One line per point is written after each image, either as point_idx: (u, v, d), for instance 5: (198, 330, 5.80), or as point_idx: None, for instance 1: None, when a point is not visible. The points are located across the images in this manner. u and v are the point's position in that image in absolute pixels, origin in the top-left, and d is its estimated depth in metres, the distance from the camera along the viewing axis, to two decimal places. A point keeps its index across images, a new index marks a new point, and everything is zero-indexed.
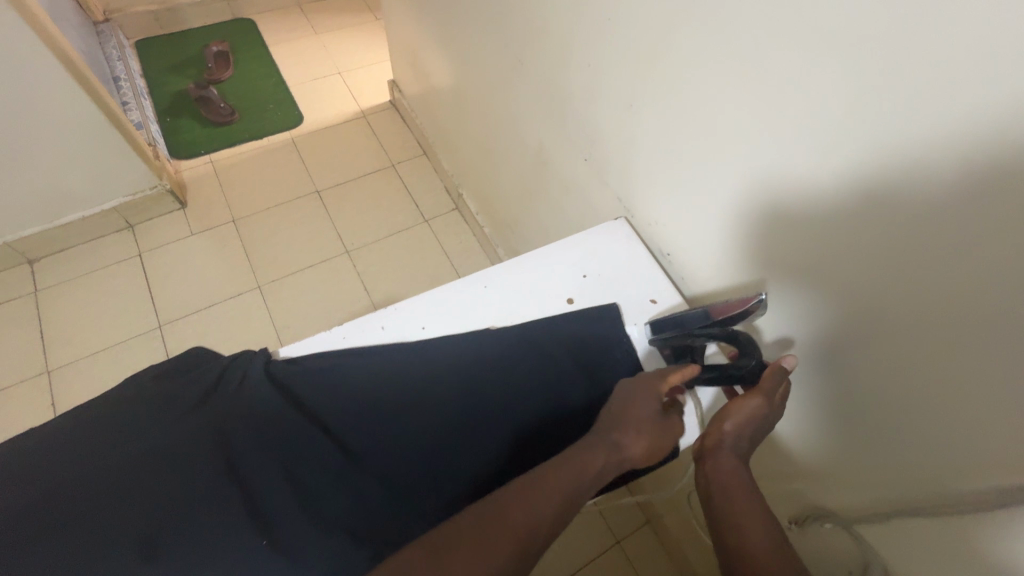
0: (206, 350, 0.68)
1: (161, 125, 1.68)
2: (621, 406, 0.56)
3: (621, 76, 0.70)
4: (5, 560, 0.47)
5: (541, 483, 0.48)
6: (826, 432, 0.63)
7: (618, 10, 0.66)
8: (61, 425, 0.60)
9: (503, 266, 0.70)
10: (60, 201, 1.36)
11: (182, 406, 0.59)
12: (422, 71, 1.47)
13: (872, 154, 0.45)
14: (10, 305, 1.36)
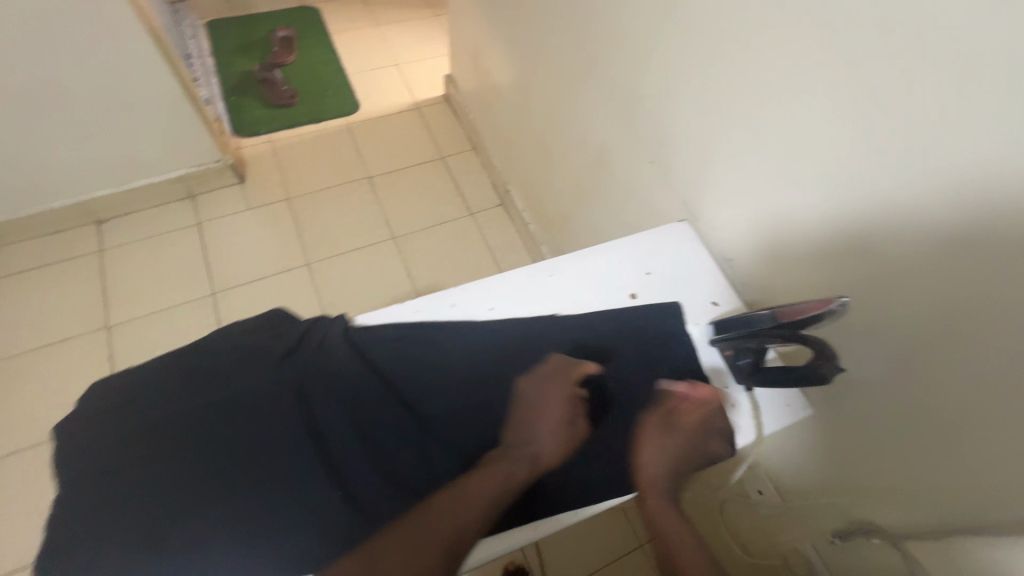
0: (287, 313, 0.70)
1: (226, 103, 1.76)
2: (523, 407, 0.59)
3: (699, 85, 0.72)
4: (121, 483, 0.52)
5: (462, 496, 0.52)
6: (849, 461, 0.69)
7: (704, 22, 0.68)
8: (155, 365, 0.63)
9: (570, 257, 0.73)
10: (131, 167, 1.43)
11: (262, 357, 0.62)
12: (482, 68, 1.51)
13: (894, 213, 0.54)
14: (77, 262, 1.44)
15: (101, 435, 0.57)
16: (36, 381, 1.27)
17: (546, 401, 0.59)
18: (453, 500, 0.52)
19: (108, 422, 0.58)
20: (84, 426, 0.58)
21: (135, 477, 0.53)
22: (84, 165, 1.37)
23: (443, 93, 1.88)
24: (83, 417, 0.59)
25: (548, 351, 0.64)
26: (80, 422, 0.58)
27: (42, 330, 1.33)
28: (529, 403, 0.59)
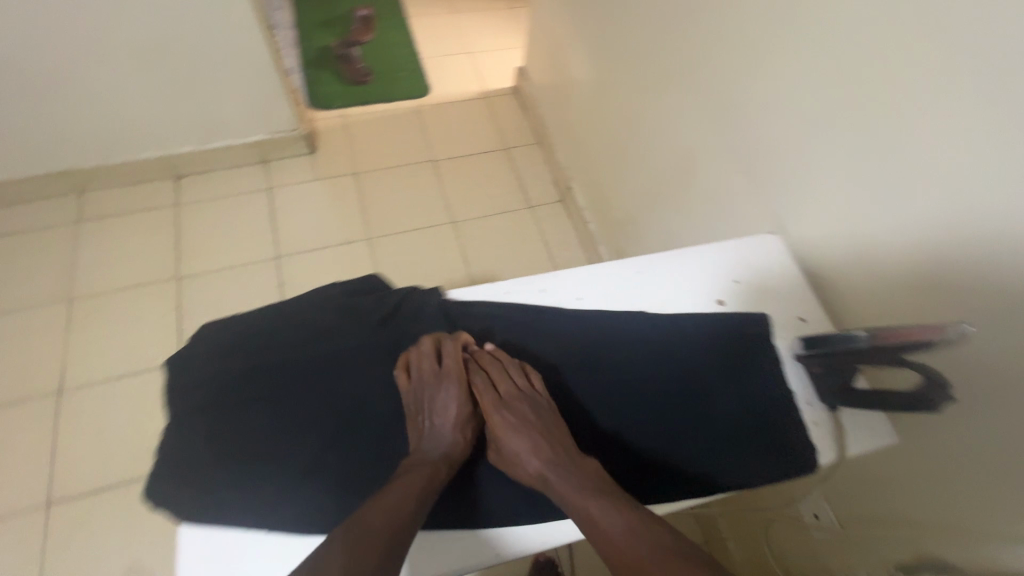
0: (378, 280, 0.73)
1: (304, 76, 1.82)
2: (414, 402, 0.58)
3: (809, 97, 0.72)
4: (232, 424, 0.56)
5: (389, 497, 0.50)
6: (920, 485, 0.68)
7: (822, 34, 0.68)
8: (255, 315, 0.67)
9: (658, 256, 0.73)
10: (214, 128, 1.49)
11: (362, 317, 0.66)
12: (560, 64, 1.52)
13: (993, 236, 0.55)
14: (154, 213, 1.50)
15: (208, 369, 0.61)
16: (109, 321, 1.34)
17: (427, 394, 0.58)
18: (383, 503, 0.49)
19: (215, 358, 0.61)
20: (190, 358, 0.62)
21: (241, 418, 0.57)
22: (172, 122, 1.43)
23: (512, 85, 1.90)
24: (189, 350, 0.63)
25: (635, 346, 0.65)
26: (185, 354, 0.62)
27: (118, 274, 1.40)
28: (418, 397, 0.58)
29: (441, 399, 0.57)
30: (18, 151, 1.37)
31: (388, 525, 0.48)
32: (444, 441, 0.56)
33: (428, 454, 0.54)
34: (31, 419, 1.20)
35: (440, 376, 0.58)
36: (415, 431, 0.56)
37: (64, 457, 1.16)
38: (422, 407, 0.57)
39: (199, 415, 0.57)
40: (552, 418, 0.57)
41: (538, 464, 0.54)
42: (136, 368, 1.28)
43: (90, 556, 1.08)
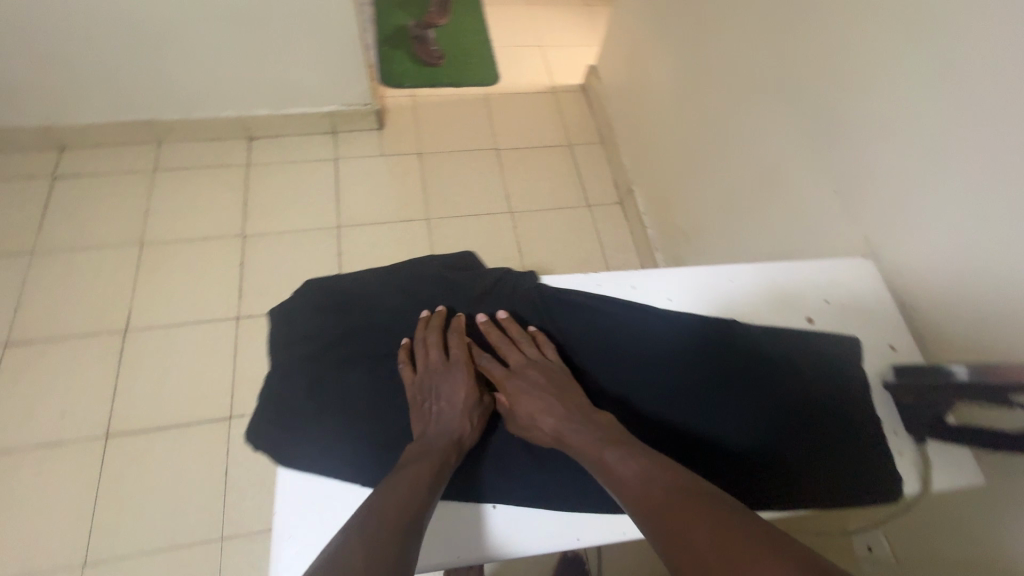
0: (472, 257, 0.82)
1: (378, 53, 1.85)
2: (418, 392, 0.63)
3: (918, 122, 0.71)
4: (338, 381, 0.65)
5: (402, 475, 0.55)
6: (995, 529, 0.64)
7: (942, 59, 0.67)
8: (356, 282, 0.76)
9: (752, 267, 0.74)
10: (292, 94, 1.53)
11: (449, 294, 0.74)
12: (637, 66, 1.51)
13: None
14: (226, 170, 1.55)
15: (314, 320, 0.71)
16: (176, 269, 1.39)
17: (432, 383, 0.64)
18: (398, 487, 0.53)
19: (322, 312, 0.72)
20: (300, 308, 0.73)
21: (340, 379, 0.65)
22: (254, 85, 1.47)
23: (581, 83, 1.90)
24: (301, 302, 0.74)
25: (722, 351, 0.66)
26: (297, 304, 0.74)
27: (188, 225, 1.45)
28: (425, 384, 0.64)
29: (448, 388, 0.63)
30: (109, 97, 1.43)
31: (404, 503, 0.52)
32: (453, 425, 0.61)
33: (434, 442, 0.59)
34: (98, 353, 1.26)
35: (447, 366, 0.65)
36: (421, 419, 0.62)
37: (125, 393, 1.22)
38: (428, 396, 0.63)
39: (299, 361, 0.67)
40: (562, 378, 0.64)
41: (553, 420, 0.60)
42: (197, 318, 1.33)
43: (142, 490, 1.13)
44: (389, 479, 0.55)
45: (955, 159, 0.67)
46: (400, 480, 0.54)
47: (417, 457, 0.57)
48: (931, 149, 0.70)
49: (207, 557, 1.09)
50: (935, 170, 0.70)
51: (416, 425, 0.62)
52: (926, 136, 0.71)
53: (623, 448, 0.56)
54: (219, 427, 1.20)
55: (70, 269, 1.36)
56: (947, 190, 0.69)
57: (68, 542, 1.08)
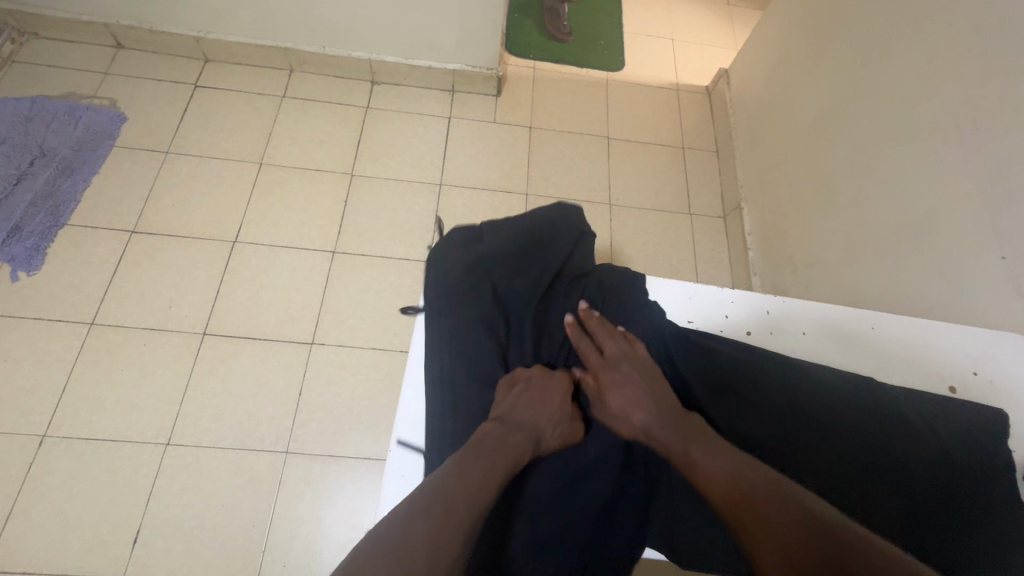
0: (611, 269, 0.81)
1: (508, 19, 1.83)
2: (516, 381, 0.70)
3: None
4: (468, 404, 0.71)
5: (482, 461, 0.59)
6: None
7: None
8: (483, 285, 0.77)
9: (899, 320, 0.75)
10: (423, 47, 1.55)
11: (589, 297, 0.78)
12: (780, 78, 1.41)
13: None
14: (347, 109, 1.60)
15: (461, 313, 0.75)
16: (288, 194, 1.46)
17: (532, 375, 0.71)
18: (470, 476, 0.57)
19: (466, 301, 0.76)
20: (444, 288, 0.77)
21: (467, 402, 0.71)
22: (390, 31, 1.50)
23: (707, 85, 1.81)
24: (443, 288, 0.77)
25: (851, 394, 0.68)
26: (441, 290, 0.77)
27: (303, 155, 1.52)
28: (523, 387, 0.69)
29: (547, 394, 0.69)
30: (258, 20, 1.50)
31: (473, 495, 0.55)
32: (536, 425, 0.66)
33: (515, 436, 0.63)
34: (208, 258, 1.35)
35: (545, 380, 0.70)
36: (507, 405, 0.67)
37: (225, 299, 1.31)
38: (524, 385, 0.69)
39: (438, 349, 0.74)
40: (652, 370, 0.69)
41: (643, 415, 0.64)
42: (299, 244, 1.39)
43: (225, 391, 1.22)
44: (464, 463, 0.58)
45: None
46: (476, 470, 0.58)
47: (496, 451, 0.61)
48: None
49: (273, 465, 1.16)
50: None
51: (500, 408, 0.67)
52: None
53: (710, 452, 0.59)
54: (301, 350, 1.27)
55: (197, 174, 1.46)
56: None
57: (157, 420, 1.18)
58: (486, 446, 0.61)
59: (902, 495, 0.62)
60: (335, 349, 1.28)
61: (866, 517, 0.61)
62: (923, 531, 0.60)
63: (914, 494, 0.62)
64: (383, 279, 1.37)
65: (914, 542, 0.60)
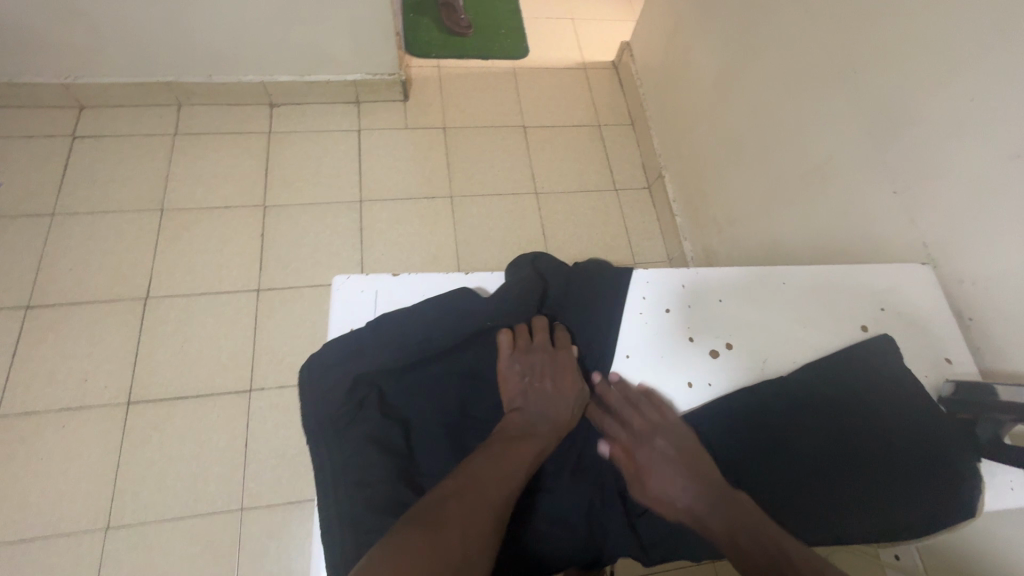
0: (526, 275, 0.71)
1: (404, 20, 1.78)
2: (518, 364, 0.63)
3: (974, 103, 0.70)
4: (381, 489, 0.56)
5: (506, 461, 0.55)
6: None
7: (1006, 47, 0.66)
8: (387, 354, 0.63)
9: (808, 270, 0.75)
10: (317, 61, 1.48)
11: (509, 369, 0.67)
12: (679, 45, 1.43)
13: None
14: (248, 137, 1.51)
15: (356, 447, 0.58)
16: (199, 236, 1.37)
17: (538, 360, 0.63)
18: (496, 461, 0.55)
19: (360, 427, 0.60)
20: (340, 372, 0.62)
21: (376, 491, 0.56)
22: (279, 48, 1.42)
23: (612, 60, 1.83)
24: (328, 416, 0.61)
25: (773, 355, 0.69)
26: (329, 420, 0.61)
27: (208, 193, 1.42)
28: (526, 363, 0.63)
29: (553, 369, 0.63)
30: (131, 56, 1.38)
31: (500, 482, 0.54)
32: (557, 411, 0.61)
33: (538, 428, 0.60)
34: (119, 320, 1.25)
35: (554, 354, 0.65)
36: (521, 394, 0.62)
37: (147, 361, 1.22)
38: (533, 372, 0.63)
39: (342, 446, 0.59)
40: (689, 443, 0.60)
41: (691, 500, 0.55)
42: (219, 288, 1.31)
43: (164, 458, 1.14)
44: (489, 451, 0.56)
45: (992, 156, 0.68)
46: (501, 457, 0.56)
47: (521, 438, 0.58)
48: (964, 152, 0.72)
49: (229, 526, 1.10)
50: (969, 167, 0.71)
51: (515, 398, 0.62)
52: (970, 131, 0.71)
53: (763, 543, 0.52)
54: (240, 399, 1.20)
55: (93, 232, 1.34)
56: (984, 189, 0.70)
57: (92, 506, 1.09)
58: (507, 446, 0.57)
59: (836, 446, 0.61)
60: (276, 391, 1.22)
61: (806, 472, 0.60)
62: (864, 480, 0.60)
63: (852, 447, 0.61)
64: (316, 309, 1.32)
65: (853, 494, 0.60)
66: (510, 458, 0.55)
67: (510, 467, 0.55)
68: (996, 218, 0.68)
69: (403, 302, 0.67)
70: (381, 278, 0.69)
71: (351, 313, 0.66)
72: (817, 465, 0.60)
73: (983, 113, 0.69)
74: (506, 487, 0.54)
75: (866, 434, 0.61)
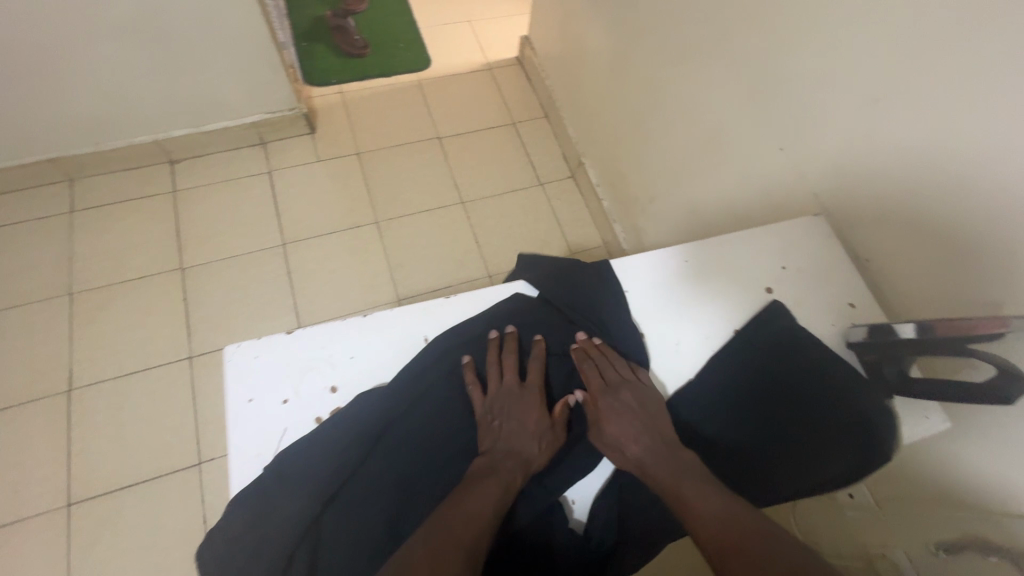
0: (459, 338, 0.67)
1: (298, 49, 1.72)
2: (487, 411, 0.63)
3: (830, 52, 0.73)
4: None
5: (474, 505, 0.53)
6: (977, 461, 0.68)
7: None
8: (324, 458, 0.58)
9: (707, 242, 0.77)
10: (209, 109, 1.42)
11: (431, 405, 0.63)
12: (572, 32, 1.43)
13: (975, 182, 0.60)
14: (152, 200, 1.44)
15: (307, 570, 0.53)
16: (117, 314, 1.30)
17: (505, 404, 0.63)
18: (465, 500, 0.54)
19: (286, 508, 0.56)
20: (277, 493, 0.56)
21: None
22: (164, 103, 1.35)
23: (516, 55, 1.82)
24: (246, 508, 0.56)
25: (685, 334, 0.70)
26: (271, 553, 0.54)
27: (119, 266, 1.35)
28: (500, 406, 0.63)
29: (518, 409, 0.63)
30: (3, 139, 1.29)
31: (469, 525, 0.52)
32: (524, 447, 0.60)
33: (506, 465, 0.58)
34: (44, 420, 1.18)
35: (518, 389, 0.64)
36: (488, 434, 0.61)
37: (83, 456, 1.15)
38: (501, 414, 0.63)
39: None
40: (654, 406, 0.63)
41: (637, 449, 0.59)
42: (149, 363, 1.25)
43: (119, 554, 1.08)
44: (461, 489, 0.55)
45: (855, 101, 0.71)
46: (468, 494, 0.54)
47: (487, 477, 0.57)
48: (830, 100, 0.75)
49: None
50: (838, 114, 0.74)
51: (484, 441, 0.61)
52: (833, 80, 0.74)
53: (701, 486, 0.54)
54: (190, 474, 1.15)
55: None
56: (853, 133, 0.73)
57: None
58: (473, 490, 0.55)
59: (760, 412, 0.63)
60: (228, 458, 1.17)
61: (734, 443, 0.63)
62: (789, 442, 0.62)
63: (769, 401, 0.64)
64: None
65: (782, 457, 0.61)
66: (475, 497, 0.54)
67: (480, 508, 0.53)
68: (869, 159, 0.72)
69: (307, 358, 0.64)
70: (275, 336, 0.65)
71: (250, 382, 0.62)
72: (742, 434, 0.63)
73: (840, 60, 0.72)
74: (478, 523, 0.52)
75: (779, 388, 0.64)
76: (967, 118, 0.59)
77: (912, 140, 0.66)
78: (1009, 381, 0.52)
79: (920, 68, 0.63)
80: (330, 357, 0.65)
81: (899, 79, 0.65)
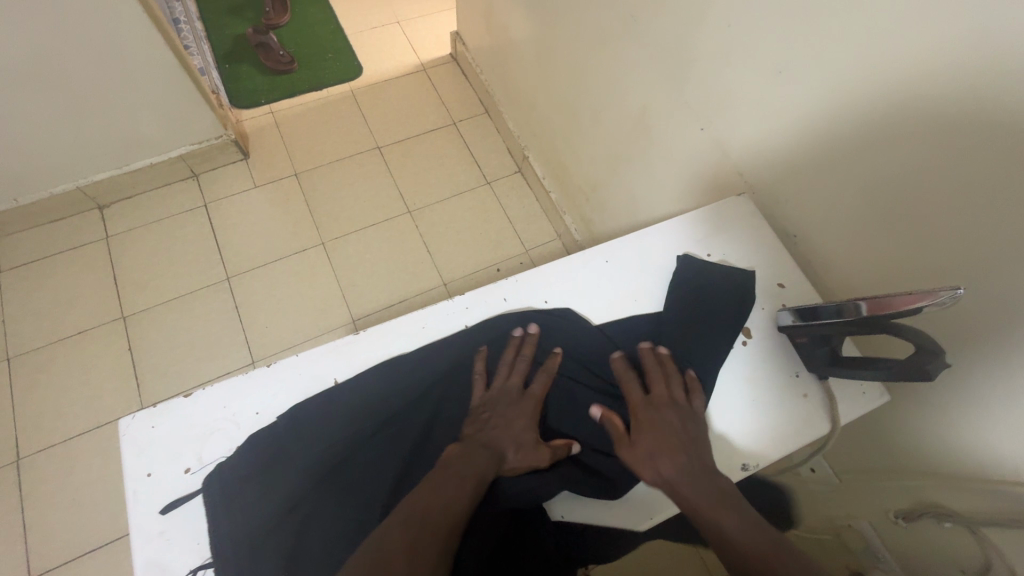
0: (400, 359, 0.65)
1: (220, 72, 1.65)
2: (482, 406, 0.61)
3: (735, 26, 0.70)
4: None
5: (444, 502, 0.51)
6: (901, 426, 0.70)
7: None
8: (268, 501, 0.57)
9: (631, 237, 0.76)
10: (130, 148, 1.35)
11: (346, 446, 0.59)
12: (495, 24, 1.39)
13: (887, 150, 0.59)
14: (84, 250, 1.38)
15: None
16: (59, 374, 1.25)
17: (503, 402, 0.61)
18: (434, 496, 0.52)
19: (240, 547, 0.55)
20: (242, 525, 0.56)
21: None
22: (80, 149, 1.29)
23: (449, 52, 1.77)
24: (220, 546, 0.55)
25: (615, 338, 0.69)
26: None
27: (57, 324, 1.30)
28: (494, 404, 0.61)
29: (512, 411, 0.61)
30: None
31: (434, 522, 0.50)
32: (504, 446, 0.58)
33: (480, 460, 0.56)
34: None
35: (520, 396, 0.62)
36: (476, 429, 0.59)
37: (39, 527, 1.11)
38: (495, 411, 0.61)
39: None
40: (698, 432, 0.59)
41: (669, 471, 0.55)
42: (99, 421, 1.21)
43: None
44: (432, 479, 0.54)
45: (763, 74, 0.69)
46: (441, 486, 0.53)
47: (461, 468, 0.55)
48: (739, 76, 0.73)
49: None
50: (750, 90, 0.72)
51: (471, 430, 0.59)
52: (740, 54, 0.71)
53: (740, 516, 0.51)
54: None
55: None
56: (766, 106, 0.71)
57: None
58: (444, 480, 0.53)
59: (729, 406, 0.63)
60: None
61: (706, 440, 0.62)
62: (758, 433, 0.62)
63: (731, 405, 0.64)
64: None
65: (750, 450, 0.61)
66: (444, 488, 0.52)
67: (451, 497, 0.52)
68: (784, 131, 0.70)
69: (211, 421, 0.61)
70: (174, 401, 0.62)
71: (150, 455, 0.59)
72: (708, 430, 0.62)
73: (744, 34, 0.69)
74: (446, 519, 0.50)
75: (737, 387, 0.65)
76: (870, 85, 0.58)
77: (822, 111, 0.64)
78: (927, 357, 0.51)
79: (819, 38, 0.60)
80: (233, 415, 0.62)
81: (801, 50, 0.63)
